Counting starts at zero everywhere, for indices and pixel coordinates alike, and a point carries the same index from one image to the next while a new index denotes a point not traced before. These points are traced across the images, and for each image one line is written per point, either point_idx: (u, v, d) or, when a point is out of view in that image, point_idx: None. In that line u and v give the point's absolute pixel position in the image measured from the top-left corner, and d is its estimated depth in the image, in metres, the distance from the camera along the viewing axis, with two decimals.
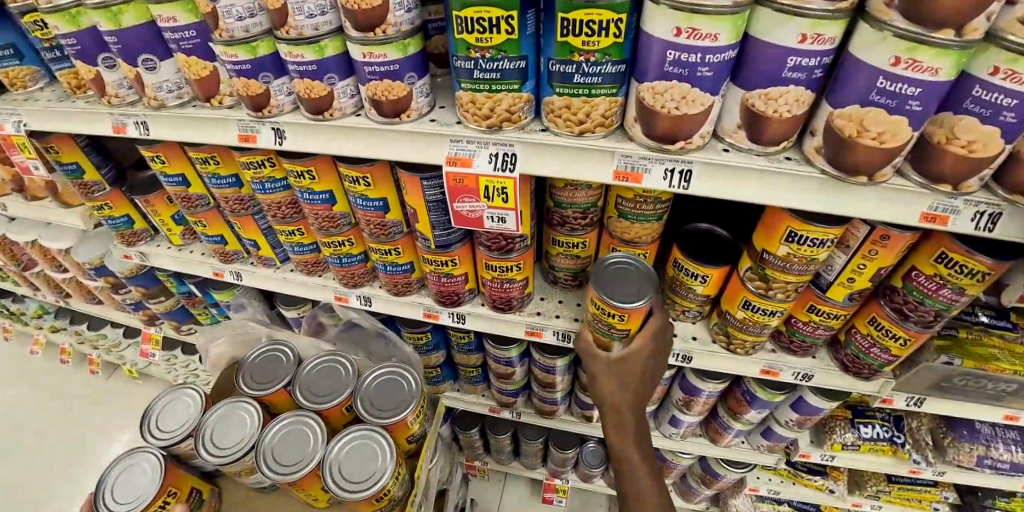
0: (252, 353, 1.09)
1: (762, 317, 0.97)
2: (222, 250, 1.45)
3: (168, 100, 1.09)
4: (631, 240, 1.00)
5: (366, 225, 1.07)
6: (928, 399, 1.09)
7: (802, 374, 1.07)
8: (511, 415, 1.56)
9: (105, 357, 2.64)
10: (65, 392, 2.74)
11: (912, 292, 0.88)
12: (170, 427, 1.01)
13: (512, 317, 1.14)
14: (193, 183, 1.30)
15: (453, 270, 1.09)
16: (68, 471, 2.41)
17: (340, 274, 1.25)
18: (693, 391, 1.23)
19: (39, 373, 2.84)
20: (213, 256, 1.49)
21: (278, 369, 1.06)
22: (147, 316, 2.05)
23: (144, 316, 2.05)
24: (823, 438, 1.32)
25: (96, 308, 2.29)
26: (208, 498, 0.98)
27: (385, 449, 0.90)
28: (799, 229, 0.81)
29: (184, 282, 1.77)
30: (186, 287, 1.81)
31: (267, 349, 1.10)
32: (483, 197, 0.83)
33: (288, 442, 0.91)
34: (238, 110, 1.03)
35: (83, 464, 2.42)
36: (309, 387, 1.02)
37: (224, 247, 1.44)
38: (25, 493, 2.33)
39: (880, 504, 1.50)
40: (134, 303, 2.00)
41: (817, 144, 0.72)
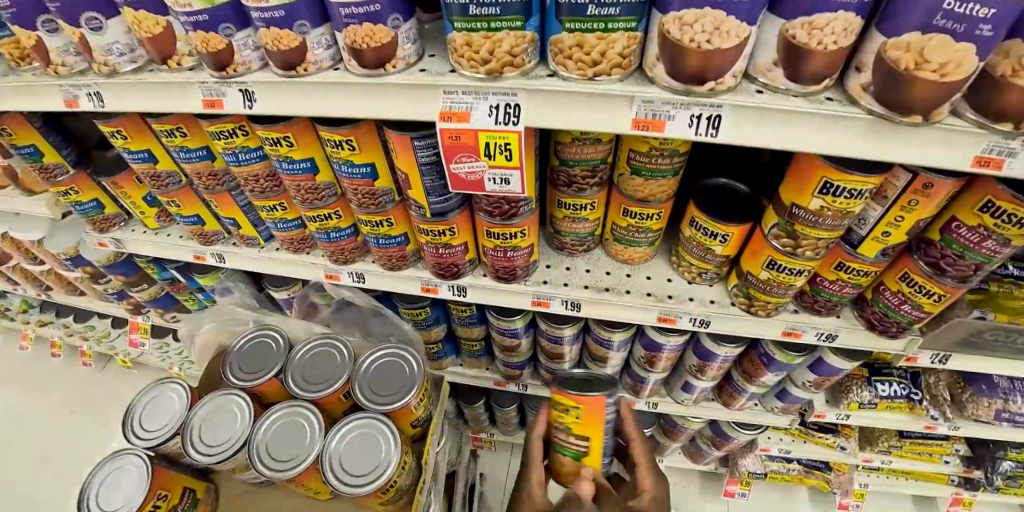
0: (238, 343, 1.03)
1: (788, 277, 0.90)
2: (200, 232, 1.35)
3: (123, 66, 0.97)
4: (644, 199, 0.92)
5: (354, 195, 0.98)
6: (953, 355, 1.04)
7: (825, 334, 1.02)
8: (517, 388, 1.51)
9: (98, 349, 2.56)
10: (57, 388, 2.66)
11: (951, 245, 0.80)
12: (156, 425, 0.97)
13: (516, 287, 1.07)
14: (162, 159, 1.19)
15: (452, 240, 1.00)
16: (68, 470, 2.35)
17: (330, 250, 1.16)
18: (707, 356, 1.17)
19: (21, 375, 2.73)
20: (192, 238, 1.39)
21: (269, 356, 1.00)
22: (133, 305, 1.96)
23: (130, 305, 1.95)
24: (839, 398, 1.28)
25: (79, 299, 2.19)
26: (203, 496, 0.93)
27: (387, 439, 0.84)
28: (836, 179, 0.73)
29: (166, 267, 1.67)
30: (169, 273, 1.72)
31: (256, 335, 1.04)
32: (483, 155, 0.74)
33: (284, 436, 0.86)
34: (199, 72, 0.92)
35: (86, 460, 2.37)
36: (303, 375, 0.95)
37: (203, 228, 1.34)
38: (27, 494, 2.28)
39: (890, 459, 1.50)
40: (117, 293, 1.91)
41: (865, 81, 0.62)
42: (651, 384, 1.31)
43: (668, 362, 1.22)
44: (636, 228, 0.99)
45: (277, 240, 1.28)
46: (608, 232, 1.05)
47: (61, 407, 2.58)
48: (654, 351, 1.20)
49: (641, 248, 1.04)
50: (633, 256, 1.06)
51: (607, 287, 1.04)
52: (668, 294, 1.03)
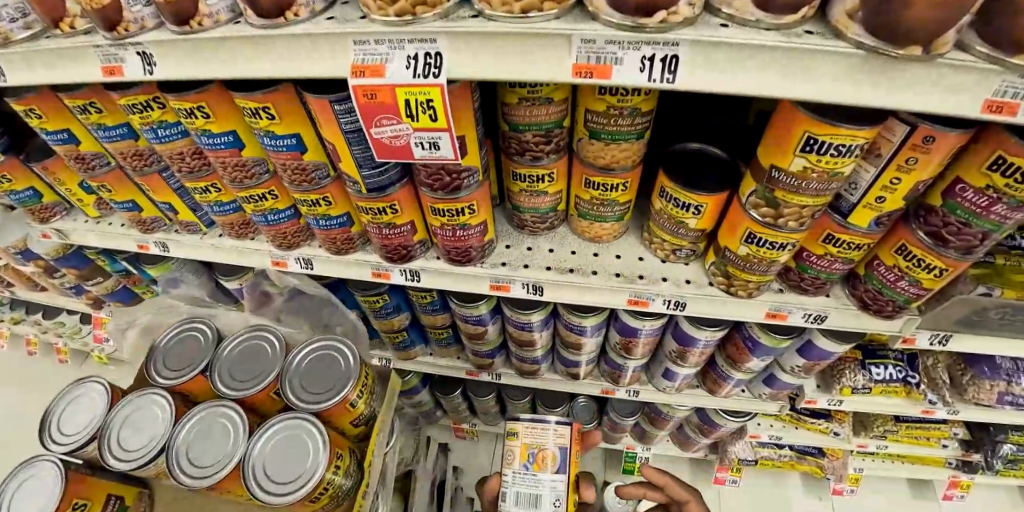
0: (164, 337, 0.93)
1: (769, 252, 0.80)
2: (139, 219, 1.23)
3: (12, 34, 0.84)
4: (606, 166, 0.81)
5: (283, 171, 0.86)
6: (955, 335, 0.93)
7: (814, 315, 0.92)
8: (491, 377, 1.42)
9: (74, 346, 2.47)
10: (38, 388, 2.57)
11: (956, 211, 0.70)
12: (75, 429, 0.88)
13: (472, 270, 0.96)
14: (85, 140, 1.07)
15: (396, 220, 0.89)
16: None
17: (271, 234, 1.05)
18: (688, 341, 1.07)
19: (19, 375, 2.62)
20: (133, 226, 1.27)
21: (196, 351, 0.91)
22: (93, 300, 1.85)
23: (90, 300, 1.85)
24: (831, 383, 1.19)
25: (41, 295, 2.08)
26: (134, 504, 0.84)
27: (317, 439, 0.76)
28: (821, 133, 0.62)
29: (117, 259, 1.56)
30: (123, 265, 1.61)
31: (182, 329, 0.95)
32: (405, 116, 0.63)
33: (205, 438, 0.77)
34: (92, 35, 0.80)
35: None
36: (230, 372, 0.87)
37: (141, 214, 1.22)
38: None
39: (885, 444, 1.42)
40: (74, 287, 1.80)
41: (851, 8, 0.51)
42: (629, 372, 1.21)
43: (646, 348, 1.12)
44: (602, 201, 0.88)
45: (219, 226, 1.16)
46: (572, 207, 0.94)
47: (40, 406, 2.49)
48: (630, 336, 1.09)
49: (608, 224, 0.94)
50: (601, 233, 0.96)
51: (571, 268, 0.94)
52: (639, 274, 0.93)
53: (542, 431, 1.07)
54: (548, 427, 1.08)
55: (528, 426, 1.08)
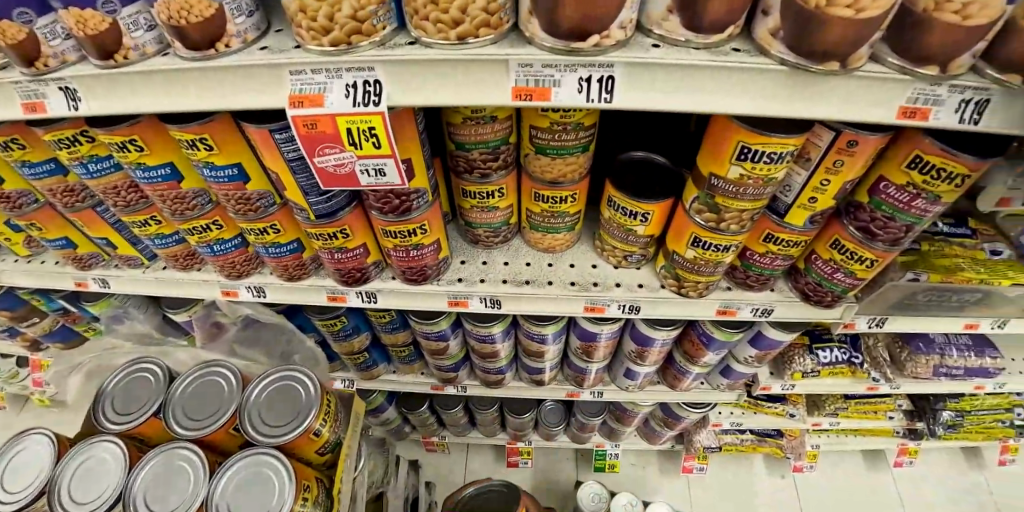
0: (113, 379, 0.88)
1: (714, 254, 0.83)
2: (75, 255, 1.14)
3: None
4: (555, 180, 0.83)
5: (226, 201, 0.81)
6: (890, 317, 0.99)
7: (761, 310, 0.95)
8: (456, 390, 1.36)
9: (10, 389, 2.22)
10: None
11: (881, 206, 0.75)
12: (21, 484, 0.82)
13: (429, 289, 0.94)
14: (10, 178, 0.96)
15: (347, 243, 0.86)
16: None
17: (218, 264, 0.99)
18: (645, 341, 1.08)
19: None
20: (69, 263, 1.17)
21: (147, 394, 0.86)
22: (29, 342, 1.65)
23: (26, 342, 1.66)
24: (782, 369, 1.25)
25: None
26: None
27: (281, 474, 0.73)
28: (754, 142, 0.65)
29: (53, 298, 1.39)
30: (58, 303, 1.43)
31: (131, 370, 0.90)
32: (348, 144, 0.62)
33: (161, 484, 0.73)
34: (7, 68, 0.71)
35: None
36: (185, 411, 0.83)
37: (76, 251, 1.12)
38: None
39: (837, 421, 1.51)
40: (7, 330, 1.60)
41: (773, 26, 0.54)
42: (592, 374, 1.22)
43: (606, 350, 1.14)
44: (552, 213, 0.89)
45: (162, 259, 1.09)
46: (525, 220, 0.94)
47: None
48: (590, 341, 1.11)
49: (561, 234, 0.94)
50: (555, 244, 0.96)
51: (527, 279, 0.94)
52: (593, 281, 0.94)
53: None
54: None
55: None
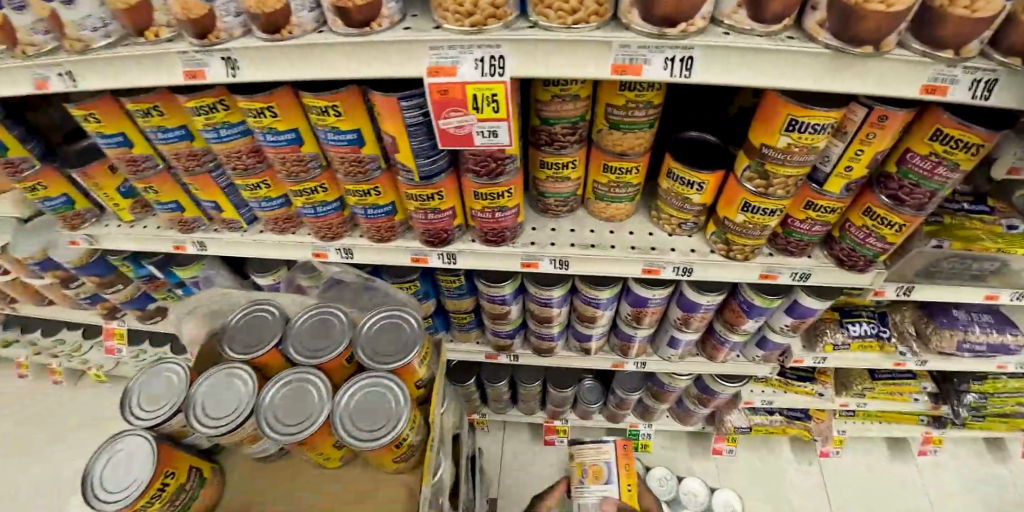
0: (234, 317, 0.99)
1: (762, 218, 0.96)
2: (180, 219, 1.21)
3: (47, 45, 0.86)
4: (623, 152, 0.97)
5: (340, 164, 0.95)
6: (917, 286, 1.11)
7: (800, 274, 1.07)
8: (509, 359, 1.46)
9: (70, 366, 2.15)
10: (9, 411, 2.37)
11: (908, 176, 0.87)
12: (154, 405, 0.94)
13: (506, 249, 1.07)
14: (138, 143, 1.04)
15: (440, 205, 1.00)
16: (6, 501, 2.09)
17: (316, 226, 1.10)
18: (692, 307, 1.20)
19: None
20: (171, 226, 1.23)
21: (265, 329, 0.97)
22: (108, 309, 1.65)
23: (105, 309, 1.65)
24: (814, 342, 1.35)
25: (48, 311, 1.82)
26: (209, 478, 0.95)
27: (396, 397, 0.85)
28: (801, 115, 0.79)
29: (143, 263, 1.42)
30: (146, 270, 1.45)
31: (250, 309, 1.00)
32: (472, 108, 0.76)
33: (293, 401, 0.85)
34: (180, 42, 0.83)
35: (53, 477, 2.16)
36: (303, 343, 0.94)
37: (182, 214, 1.19)
38: None
39: (865, 401, 1.59)
40: (89, 297, 1.61)
41: (820, 19, 0.68)
42: (638, 342, 1.33)
43: (654, 317, 1.25)
44: (618, 183, 1.03)
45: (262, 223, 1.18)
46: (591, 191, 1.07)
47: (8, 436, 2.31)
48: (640, 307, 1.22)
49: (622, 204, 1.07)
50: (616, 214, 1.10)
51: (593, 244, 1.07)
52: (652, 246, 1.07)
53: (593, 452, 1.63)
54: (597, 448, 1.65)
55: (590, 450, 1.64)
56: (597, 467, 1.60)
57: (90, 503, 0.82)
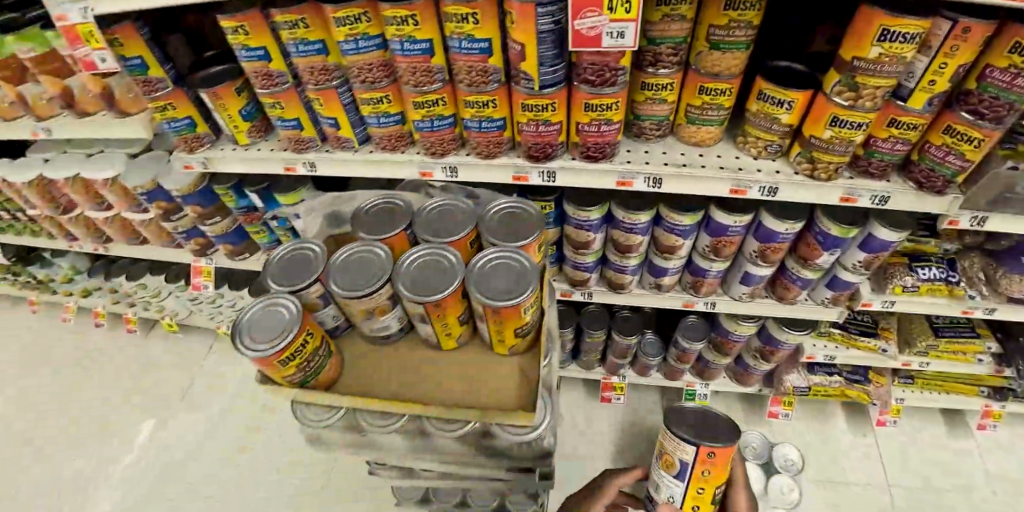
0: (366, 204, 1.07)
1: (848, 132, 1.04)
2: (296, 138, 1.28)
3: None
4: (718, 73, 1.06)
5: (466, 73, 1.05)
6: (990, 217, 1.17)
7: (880, 197, 1.15)
8: (584, 297, 1.55)
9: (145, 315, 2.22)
10: (77, 385, 2.58)
11: (988, 89, 0.95)
12: (293, 277, 0.99)
13: (605, 166, 1.17)
14: (276, 59, 1.12)
15: (551, 117, 1.11)
16: (6, 501, 2.19)
17: (428, 141, 1.21)
18: (769, 237, 1.27)
19: (74, 355, 2.72)
20: (284, 146, 1.31)
21: (395, 215, 1.06)
22: (201, 245, 1.73)
23: (196, 245, 1.73)
24: (883, 285, 1.40)
25: (137, 252, 1.89)
26: (332, 355, 1.01)
27: (525, 267, 0.91)
28: (892, 25, 0.86)
29: (246, 193, 1.50)
30: (247, 201, 1.54)
31: (381, 200, 1.08)
32: (606, 9, 0.87)
33: (429, 268, 0.93)
34: None
35: (80, 475, 2.24)
36: (431, 226, 1.02)
37: (300, 133, 1.27)
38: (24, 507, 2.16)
39: (929, 360, 1.62)
40: (184, 232, 1.68)
41: None
42: (712, 277, 1.41)
43: (731, 249, 1.33)
44: (710, 105, 1.12)
45: (373, 143, 1.28)
46: (683, 115, 1.18)
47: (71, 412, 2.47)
48: (719, 236, 1.30)
49: (711, 128, 1.17)
50: (703, 138, 1.20)
51: (685, 164, 1.17)
52: (739, 167, 1.16)
53: (680, 447, 1.38)
54: (683, 446, 1.37)
55: (671, 442, 1.41)
56: (672, 461, 1.42)
57: (240, 347, 0.86)
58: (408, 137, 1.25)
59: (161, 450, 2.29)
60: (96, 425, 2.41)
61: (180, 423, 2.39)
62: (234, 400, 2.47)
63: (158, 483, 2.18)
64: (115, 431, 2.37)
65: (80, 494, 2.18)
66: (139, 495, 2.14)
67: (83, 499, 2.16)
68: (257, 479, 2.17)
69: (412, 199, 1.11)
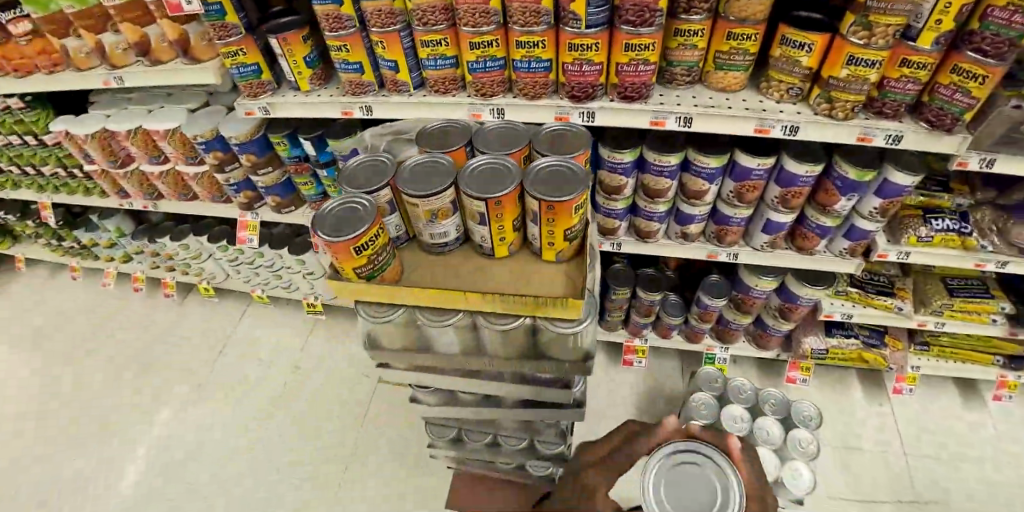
0: (432, 125, 1.22)
1: (863, 71, 1.14)
2: (356, 81, 1.42)
3: None
4: (746, 19, 1.16)
5: (519, 13, 1.16)
6: (998, 159, 1.28)
7: (893, 136, 1.25)
8: (611, 246, 1.66)
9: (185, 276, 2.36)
10: (94, 368, 2.60)
11: (990, 28, 1.04)
12: (369, 185, 1.06)
13: (640, 106, 1.29)
14: (346, 3, 1.24)
15: (594, 58, 1.22)
16: (6, 501, 2.14)
17: (479, 82, 1.33)
18: (790, 181, 1.35)
19: (106, 330, 2.79)
20: (344, 91, 1.45)
21: (456, 136, 1.18)
22: (248, 199, 1.86)
23: (245, 199, 1.85)
24: (898, 235, 1.48)
25: (187, 209, 2.01)
26: (392, 265, 1.04)
27: (577, 173, 1.00)
28: None
29: (299, 142, 1.63)
30: (299, 151, 1.66)
31: (443, 124, 1.22)
32: None
33: (488, 174, 1.03)
34: None
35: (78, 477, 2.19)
36: (489, 142, 1.13)
37: (360, 77, 1.41)
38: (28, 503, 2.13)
39: (943, 320, 1.67)
40: (235, 185, 1.80)
41: None
42: (735, 225, 1.51)
43: (753, 194, 1.42)
44: (737, 51, 1.23)
45: (428, 86, 1.41)
46: (712, 63, 1.29)
47: (69, 413, 2.42)
48: (743, 180, 1.39)
49: (736, 73, 1.29)
50: (730, 84, 1.31)
51: (713, 105, 1.29)
52: (763, 109, 1.28)
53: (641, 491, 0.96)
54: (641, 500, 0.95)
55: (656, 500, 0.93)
56: None
57: (320, 232, 0.92)
58: (460, 81, 1.38)
59: (161, 450, 2.26)
60: (97, 424, 2.36)
61: (192, 411, 2.40)
62: (261, 369, 2.54)
63: (158, 482, 2.15)
64: (115, 431, 2.33)
65: (80, 494, 2.14)
66: (139, 495, 2.11)
67: (84, 499, 2.13)
68: (256, 479, 2.13)
69: (469, 124, 1.24)
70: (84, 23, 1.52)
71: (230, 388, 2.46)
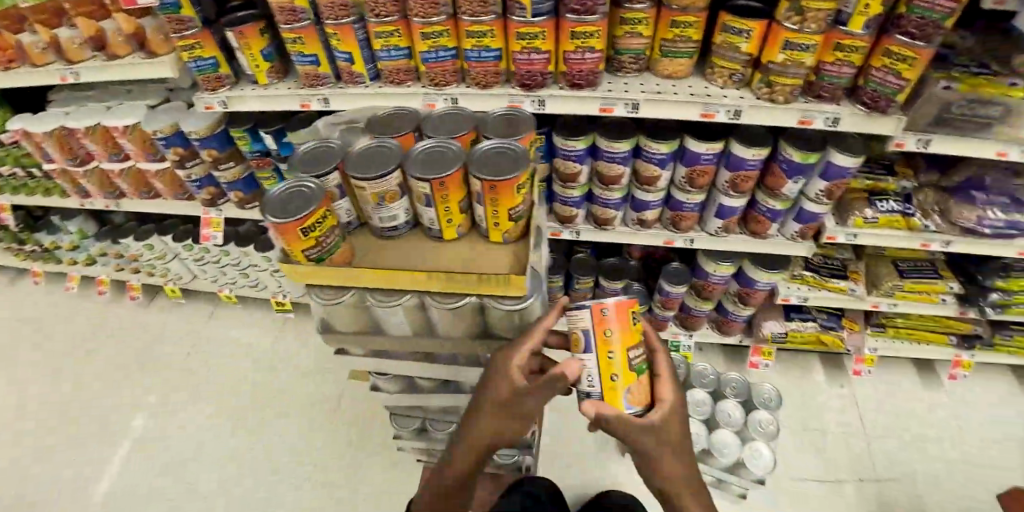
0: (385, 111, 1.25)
1: (799, 54, 1.18)
2: (313, 73, 1.43)
3: None
4: (687, 7, 1.19)
5: (467, 2, 1.18)
6: (933, 139, 1.33)
7: (832, 118, 1.29)
8: (571, 234, 1.69)
9: (152, 278, 2.32)
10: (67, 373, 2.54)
11: (916, 12, 1.07)
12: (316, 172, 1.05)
13: (589, 93, 1.33)
14: None
15: (540, 46, 1.25)
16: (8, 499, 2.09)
17: (432, 71, 1.36)
18: (739, 165, 1.39)
19: (76, 335, 2.73)
20: (301, 83, 1.47)
21: (405, 122, 1.20)
22: (211, 196, 1.85)
23: (208, 196, 1.85)
24: (846, 217, 1.54)
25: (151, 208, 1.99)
26: (340, 249, 1.03)
27: (519, 153, 1.02)
28: None
29: (260, 137, 1.64)
30: (260, 145, 1.66)
31: (394, 110, 1.25)
32: None
33: (433, 156, 1.04)
34: None
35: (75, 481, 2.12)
36: (437, 127, 1.15)
37: (316, 70, 1.42)
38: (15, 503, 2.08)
39: (895, 301, 1.73)
40: (197, 182, 1.80)
41: None
42: (689, 209, 1.55)
43: (705, 179, 1.46)
44: (681, 39, 1.27)
45: (383, 77, 1.43)
46: (658, 51, 1.33)
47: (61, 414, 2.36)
48: (693, 166, 1.43)
49: (682, 61, 1.33)
50: (675, 71, 1.35)
51: (660, 92, 1.33)
52: (707, 94, 1.32)
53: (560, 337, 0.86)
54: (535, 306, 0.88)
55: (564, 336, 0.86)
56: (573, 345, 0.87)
57: (265, 214, 0.90)
58: (414, 72, 1.40)
59: (161, 450, 2.20)
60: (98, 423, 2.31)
61: (177, 409, 2.35)
62: (233, 371, 2.50)
63: (159, 482, 2.10)
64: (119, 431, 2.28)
65: (82, 492, 2.09)
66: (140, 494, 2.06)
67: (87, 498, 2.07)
68: (257, 478, 2.08)
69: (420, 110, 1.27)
70: (38, 17, 1.54)
71: (231, 388, 2.40)
